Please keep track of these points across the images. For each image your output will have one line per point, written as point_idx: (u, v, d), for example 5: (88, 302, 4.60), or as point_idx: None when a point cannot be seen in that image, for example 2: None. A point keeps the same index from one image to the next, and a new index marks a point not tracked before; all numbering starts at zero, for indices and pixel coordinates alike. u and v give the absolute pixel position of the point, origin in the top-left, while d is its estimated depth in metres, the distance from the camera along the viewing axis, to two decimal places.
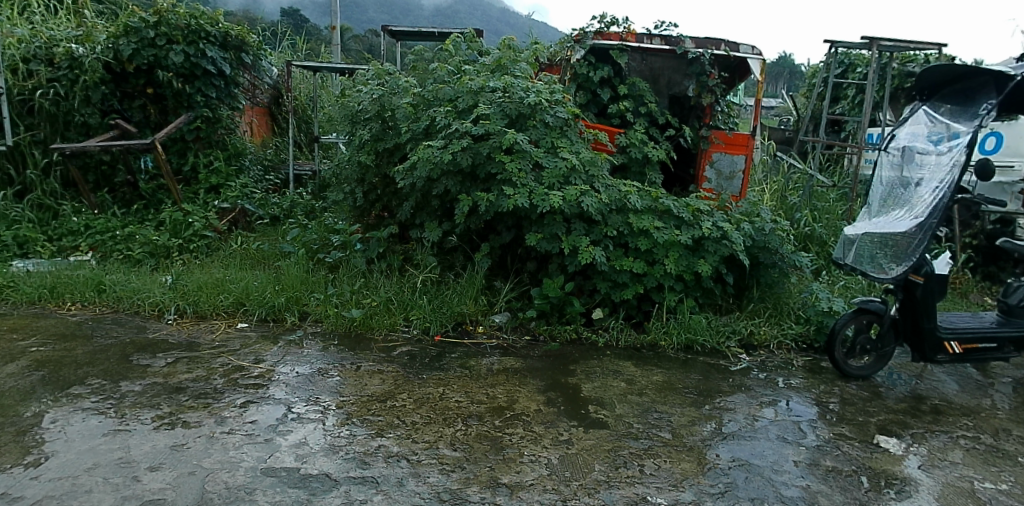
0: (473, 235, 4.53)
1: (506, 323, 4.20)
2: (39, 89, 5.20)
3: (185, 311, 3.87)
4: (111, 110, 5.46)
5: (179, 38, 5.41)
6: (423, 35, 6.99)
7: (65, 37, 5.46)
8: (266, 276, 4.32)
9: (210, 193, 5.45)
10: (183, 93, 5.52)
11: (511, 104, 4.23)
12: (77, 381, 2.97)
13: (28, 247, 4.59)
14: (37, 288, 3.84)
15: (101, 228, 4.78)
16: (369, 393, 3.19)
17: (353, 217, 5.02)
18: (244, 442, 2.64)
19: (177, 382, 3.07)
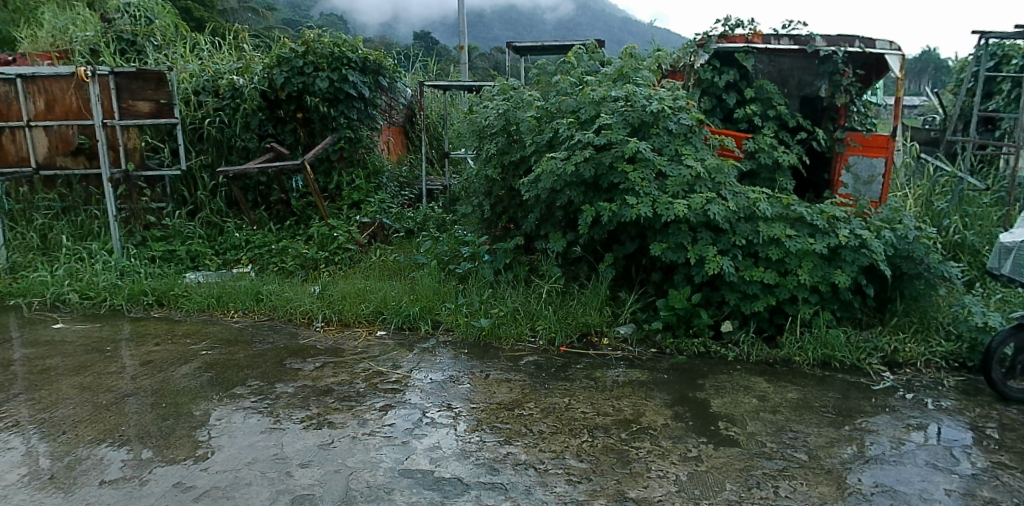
0: (597, 246, 4.56)
1: (631, 334, 4.19)
2: (207, 118, 5.81)
3: (331, 319, 4.17)
4: (267, 134, 5.99)
5: (323, 65, 5.88)
6: (544, 48, 7.15)
7: (228, 69, 6.05)
8: (401, 286, 4.56)
9: (352, 208, 5.88)
10: (328, 116, 5.99)
11: (633, 112, 4.24)
12: (239, 382, 3.23)
13: (199, 260, 5.05)
14: (206, 297, 4.23)
15: (259, 242, 5.23)
16: (497, 401, 3.30)
17: (481, 229, 5.19)
18: (383, 444, 2.80)
19: (324, 385, 3.29)
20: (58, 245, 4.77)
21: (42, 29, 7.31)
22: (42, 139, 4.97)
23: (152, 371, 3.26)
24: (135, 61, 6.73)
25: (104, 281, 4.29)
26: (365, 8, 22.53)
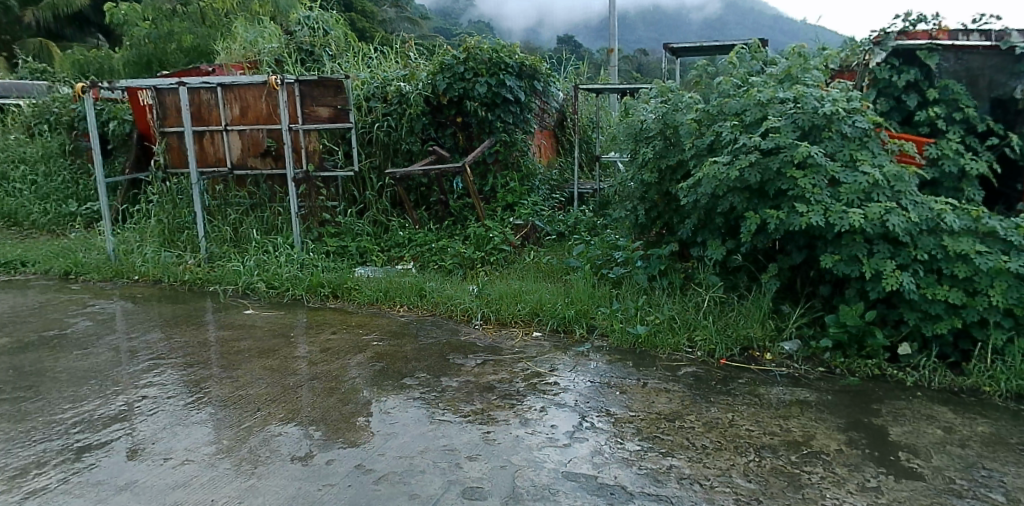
0: (759, 255, 4.34)
1: (797, 351, 3.92)
2: (376, 122, 6.13)
3: (489, 318, 4.26)
4: (429, 138, 6.27)
5: (483, 71, 6.06)
6: (702, 50, 6.93)
7: (395, 76, 6.37)
8: (556, 289, 4.57)
9: (506, 210, 6.02)
10: (486, 120, 6.16)
11: (804, 115, 3.99)
12: (407, 373, 3.34)
13: (367, 255, 5.35)
14: (375, 291, 4.46)
15: (421, 241, 5.48)
16: (657, 411, 3.20)
17: (634, 235, 5.10)
18: (545, 444, 2.75)
19: (485, 381, 3.34)
20: (248, 238, 5.23)
21: (236, 43, 8.08)
22: (235, 142, 5.40)
23: (330, 358, 3.47)
24: (313, 70, 7.26)
25: (288, 273, 4.64)
26: (511, 15, 23.09)
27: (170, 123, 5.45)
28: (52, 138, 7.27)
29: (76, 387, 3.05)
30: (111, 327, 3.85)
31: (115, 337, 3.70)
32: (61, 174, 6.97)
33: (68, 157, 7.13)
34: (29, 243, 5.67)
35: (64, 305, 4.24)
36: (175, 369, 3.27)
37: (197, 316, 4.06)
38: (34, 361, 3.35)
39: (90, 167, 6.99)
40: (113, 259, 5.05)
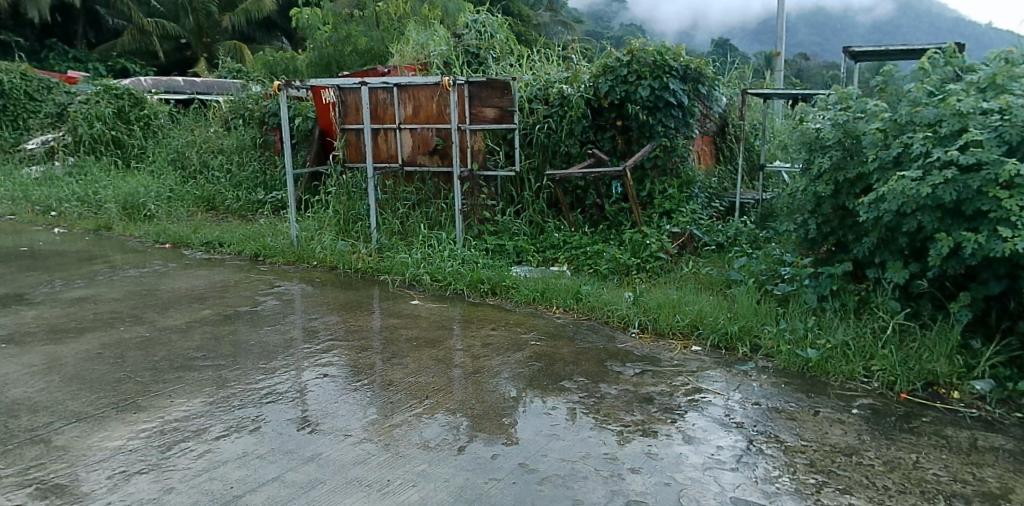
0: (947, 282, 3.92)
1: (991, 392, 3.48)
2: (537, 124, 6.19)
3: (646, 326, 4.14)
4: (588, 141, 6.21)
5: (647, 74, 5.93)
6: (888, 54, 6.38)
7: (558, 78, 6.37)
8: (718, 303, 4.38)
9: (663, 217, 5.85)
10: (646, 124, 6.02)
11: (1013, 128, 3.54)
12: (566, 376, 3.32)
13: (523, 255, 5.42)
14: (532, 291, 4.49)
15: (577, 244, 5.48)
16: (832, 444, 2.95)
17: (802, 250, 4.77)
18: (712, 466, 2.63)
19: (645, 392, 3.24)
20: (416, 232, 5.49)
21: (408, 46, 8.51)
22: (407, 139, 5.69)
23: (491, 354, 3.53)
24: (479, 73, 7.46)
25: (450, 268, 4.80)
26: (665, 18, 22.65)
27: (350, 120, 5.81)
28: (246, 131, 8.01)
29: (266, 361, 3.32)
30: (293, 307, 4.16)
31: (297, 317, 3.99)
32: (252, 164, 7.67)
33: (259, 149, 7.83)
34: (224, 226, 6.28)
35: (253, 284, 4.65)
36: (349, 352, 3.47)
37: (367, 302, 4.29)
38: (230, 333, 3.69)
39: (276, 159, 7.64)
40: (295, 245, 5.48)
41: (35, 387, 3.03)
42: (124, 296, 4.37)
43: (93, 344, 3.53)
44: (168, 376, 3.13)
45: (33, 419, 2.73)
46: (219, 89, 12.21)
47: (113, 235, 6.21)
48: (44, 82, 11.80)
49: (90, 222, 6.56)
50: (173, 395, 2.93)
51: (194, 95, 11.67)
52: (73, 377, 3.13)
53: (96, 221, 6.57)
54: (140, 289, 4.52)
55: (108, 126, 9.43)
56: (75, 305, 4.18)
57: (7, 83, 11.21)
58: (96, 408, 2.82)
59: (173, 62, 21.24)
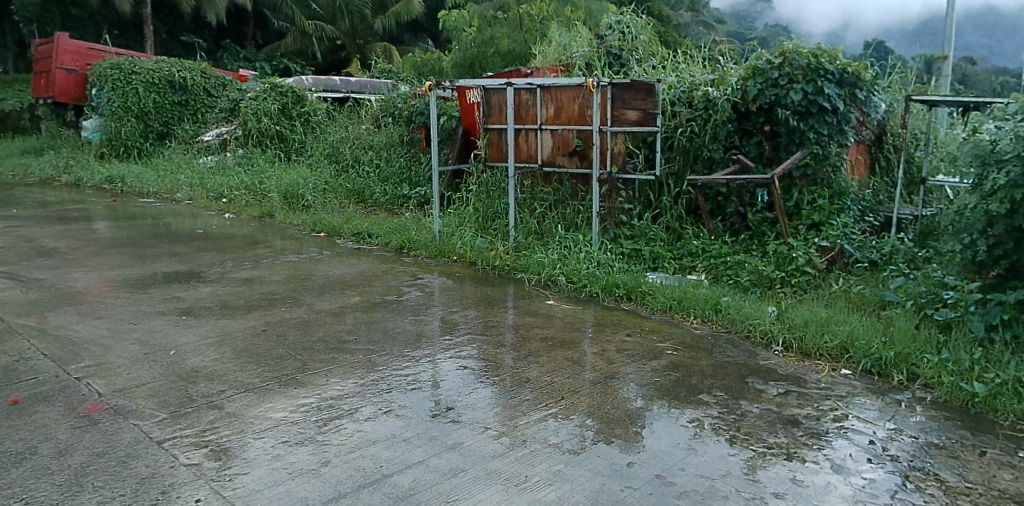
0: None
1: None
2: (679, 128, 6.07)
3: (791, 345, 3.92)
4: (732, 146, 5.99)
5: (800, 77, 5.57)
6: None
7: (703, 80, 6.21)
8: (871, 325, 4.07)
9: (811, 229, 5.53)
10: (797, 130, 5.66)
11: None
12: (705, 389, 3.22)
13: (659, 261, 5.33)
14: (668, 299, 4.40)
15: (716, 253, 5.31)
16: (1001, 489, 2.55)
17: (968, 273, 4.29)
18: (863, 499, 2.42)
19: (789, 414, 3.08)
20: (552, 233, 5.53)
21: (552, 47, 8.61)
22: (548, 140, 5.76)
23: (627, 360, 3.48)
24: (621, 74, 7.37)
25: (586, 270, 4.81)
26: None
27: (493, 121, 6.01)
28: (394, 129, 8.43)
29: (411, 349, 3.48)
30: (435, 299, 4.33)
31: (438, 309, 4.15)
32: (399, 161, 8.05)
33: (406, 146, 8.22)
34: (373, 218, 6.64)
35: (398, 275, 4.88)
36: (486, 346, 3.55)
37: (503, 299, 4.39)
38: (378, 320, 3.91)
39: (421, 156, 8.00)
40: (437, 239, 5.68)
41: (210, 358, 3.38)
42: (284, 279, 4.73)
43: (259, 322, 3.86)
44: (324, 356, 3.36)
45: (209, 387, 3.05)
46: (372, 88, 13.05)
47: (274, 222, 6.74)
48: (219, 79, 13.00)
49: (256, 209, 7.14)
50: (328, 374, 3.14)
51: (349, 93, 12.53)
52: (242, 350, 3.45)
53: (261, 208, 7.15)
54: (298, 273, 4.87)
55: (273, 121, 10.22)
56: (243, 285, 4.58)
57: (189, 79, 12.38)
58: (261, 380, 3.09)
59: (329, 62, 22.69)
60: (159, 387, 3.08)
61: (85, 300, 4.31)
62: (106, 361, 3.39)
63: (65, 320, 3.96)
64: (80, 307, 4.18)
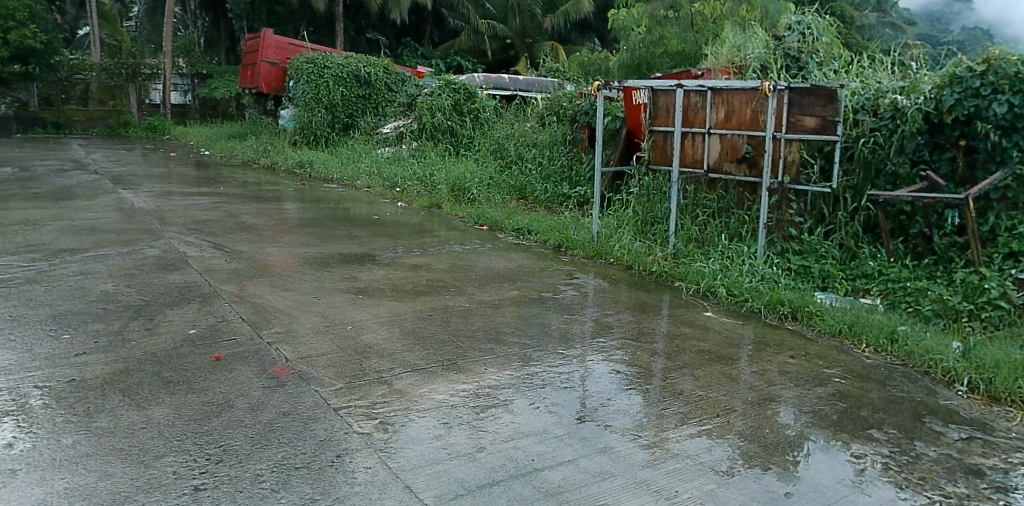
0: None
1: None
2: (861, 138, 5.65)
3: (978, 387, 3.49)
4: (920, 160, 5.46)
5: (1006, 87, 4.92)
6: None
7: (891, 88, 5.72)
8: None
9: (1008, 259, 4.86)
10: (999, 147, 5.01)
11: None
12: (874, 425, 2.99)
13: (829, 281, 5.02)
14: (838, 322, 4.13)
15: (894, 276, 4.90)
16: None
17: None
18: None
19: (972, 463, 2.76)
20: (714, 241, 5.42)
21: (725, 48, 8.33)
22: (716, 144, 5.58)
23: (788, 383, 3.32)
24: (798, 78, 6.95)
25: (748, 284, 4.63)
26: None
27: (659, 123, 5.89)
28: (559, 127, 8.56)
29: (565, 347, 3.55)
30: (590, 300, 4.37)
31: (593, 309, 4.19)
32: (561, 159, 8.17)
33: (568, 145, 8.31)
34: (533, 215, 6.81)
35: (554, 273, 4.97)
36: (639, 352, 3.53)
37: (658, 305, 4.34)
38: (535, 315, 4.02)
39: (583, 155, 8.07)
40: (595, 240, 5.72)
41: (381, 336, 3.66)
42: (448, 267, 4.98)
43: (425, 307, 4.12)
44: (484, 345, 3.52)
45: (379, 363, 3.31)
46: (538, 86, 13.32)
47: (441, 212, 7.09)
48: (399, 74, 13.84)
49: (425, 199, 7.56)
50: (486, 363, 3.30)
51: (517, 91, 12.88)
52: (410, 332, 3.71)
53: (429, 199, 7.56)
54: (460, 263, 5.11)
55: (445, 116, 10.74)
56: (411, 270, 4.87)
57: (373, 75, 13.34)
58: (426, 362, 3.31)
59: (497, 60, 23.40)
60: (336, 359, 3.38)
61: (276, 272, 4.81)
62: (293, 330, 3.78)
63: (260, 290, 4.45)
64: (272, 278, 4.67)
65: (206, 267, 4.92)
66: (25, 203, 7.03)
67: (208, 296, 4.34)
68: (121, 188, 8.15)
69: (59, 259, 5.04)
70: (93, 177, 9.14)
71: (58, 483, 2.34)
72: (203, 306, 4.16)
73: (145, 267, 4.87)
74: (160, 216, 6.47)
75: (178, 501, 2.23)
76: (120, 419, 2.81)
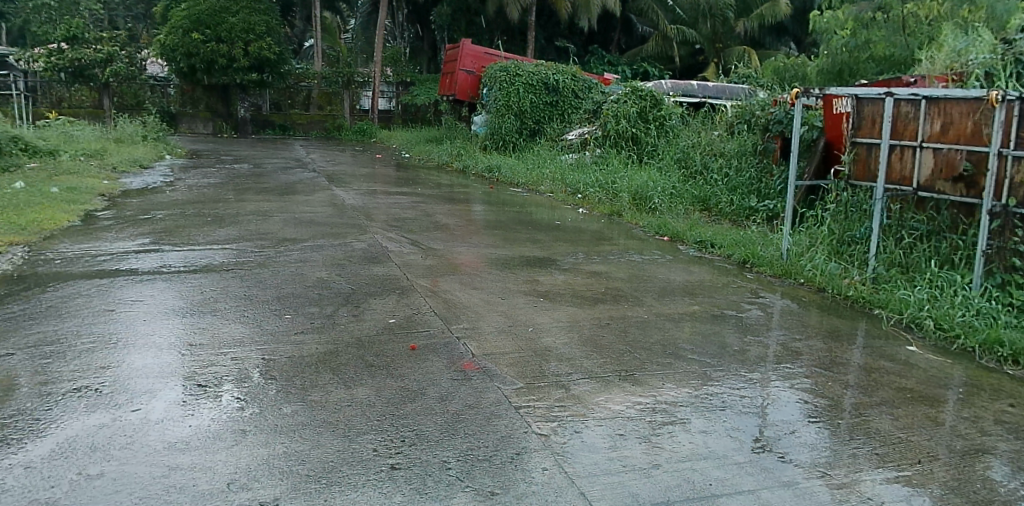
0: None
1: None
2: None
3: None
4: None
5: None
6: None
7: None
8: None
9: None
10: None
11: None
12: None
13: None
14: None
15: None
16: None
17: None
18: None
19: None
20: (921, 268, 4.96)
21: (943, 52, 7.58)
22: (928, 160, 5.07)
23: (1006, 434, 2.96)
24: None
25: (961, 318, 4.18)
26: None
27: (863, 134, 5.50)
28: (749, 137, 8.28)
29: (747, 369, 3.46)
30: (775, 322, 4.20)
31: (778, 332, 4.03)
32: (750, 171, 7.87)
33: (758, 156, 7.99)
34: (718, 227, 6.66)
35: (738, 290, 4.85)
36: (829, 382, 3.35)
37: (851, 332, 4.08)
38: (716, 333, 3.95)
39: (774, 167, 7.67)
40: (785, 258, 5.47)
41: (561, 340, 3.79)
42: (628, 277, 5.03)
43: (605, 314, 4.20)
44: (661, 359, 3.53)
45: (558, 367, 3.44)
46: (728, 93, 12.95)
47: (622, 221, 7.15)
48: (586, 81, 14.03)
49: (606, 206, 7.68)
50: (664, 378, 3.31)
51: (704, 98, 12.61)
52: (589, 339, 3.80)
53: (611, 206, 7.67)
54: (640, 273, 5.14)
55: (631, 123, 10.73)
56: (592, 277, 4.98)
57: (561, 82, 13.62)
58: (603, 371, 3.38)
59: (686, 66, 23.11)
60: (518, 358, 3.56)
61: (465, 271, 5.13)
62: (479, 327, 4.02)
63: (451, 286, 4.78)
64: (462, 276, 4.99)
65: (404, 261, 5.36)
66: (258, 196, 8.08)
67: (405, 289, 4.73)
68: (334, 185, 9.08)
69: (283, 247, 5.75)
70: (311, 175, 10.27)
71: (279, 447, 2.70)
72: (401, 297, 4.54)
73: (352, 258, 5.41)
74: (366, 212, 7.13)
75: (376, 476, 2.48)
76: (330, 394, 3.18)
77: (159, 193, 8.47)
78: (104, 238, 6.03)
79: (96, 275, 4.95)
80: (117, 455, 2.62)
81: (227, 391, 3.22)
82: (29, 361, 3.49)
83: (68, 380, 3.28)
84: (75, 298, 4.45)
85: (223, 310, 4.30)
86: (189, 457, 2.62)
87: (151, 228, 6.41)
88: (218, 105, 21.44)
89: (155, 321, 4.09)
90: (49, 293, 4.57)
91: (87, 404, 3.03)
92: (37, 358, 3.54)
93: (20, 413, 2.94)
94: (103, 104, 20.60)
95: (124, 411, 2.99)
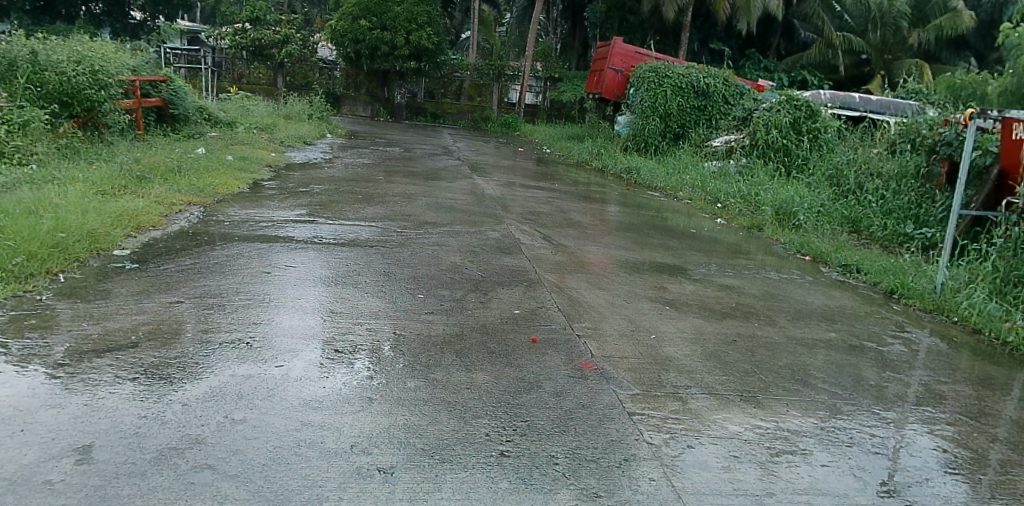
0: None
1: None
2: None
3: None
4: None
5: None
6: None
7: None
8: None
9: None
10: None
11: None
12: None
13: None
14: None
15: None
16: None
17: None
18: None
19: None
20: None
21: None
22: None
23: None
24: None
25: None
26: None
27: None
28: (912, 159, 7.70)
29: (881, 407, 3.24)
30: (920, 361, 3.89)
31: (922, 372, 3.73)
32: (910, 195, 7.32)
33: (921, 180, 7.41)
34: (867, 252, 6.25)
35: (882, 321, 4.54)
36: (974, 433, 3.06)
37: (1007, 381, 3.69)
38: (851, 364, 3.72)
39: (937, 193, 7.14)
40: (938, 292, 5.04)
41: (683, 352, 3.72)
42: (762, 294, 4.84)
43: (732, 331, 4.08)
44: (788, 385, 3.38)
45: (677, 378, 3.39)
46: (893, 108, 12.02)
47: (762, 236, 6.88)
48: (739, 87, 13.54)
49: (746, 219, 7.42)
50: (789, 404, 3.18)
51: (866, 113, 11.78)
52: (712, 354, 3.71)
53: (751, 219, 7.40)
54: (775, 291, 4.93)
55: (782, 134, 10.24)
56: (722, 291, 4.84)
57: (712, 86, 13.24)
58: (724, 389, 3.30)
59: (849, 77, 21.88)
60: (637, 364, 3.54)
61: (593, 270, 5.15)
62: (601, 328, 4.04)
63: (577, 284, 4.82)
64: (589, 275, 5.02)
65: (535, 255, 5.47)
66: (405, 179, 8.51)
67: (533, 281, 4.83)
68: (476, 174, 9.39)
69: (423, 229, 6.03)
70: (456, 162, 10.67)
71: (400, 418, 2.87)
72: (528, 290, 4.65)
73: (486, 247, 5.59)
74: (503, 203, 7.33)
75: (486, 460, 2.58)
76: (451, 375, 3.32)
77: (318, 169, 9.13)
78: (267, 207, 6.60)
79: (257, 239, 5.44)
80: (259, 405, 2.89)
81: (360, 360, 3.44)
82: (195, 309, 3.93)
83: (226, 331, 3.65)
84: (238, 259, 4.92)
85: (363, 283, 4.60)
86: (320, 416, 2.85)
87: (308, 201, 6.93)
88: (378, 90, 22.64)
89: (303, 286, 4.45)
90: (216, 251, 5.08)
91: (239, 355, 3.37)
92: (201, 307, 3.97)
93: (183, 355, 3.32)
94: (277, 83, 22.37)
95: (269, 366, 3.28)
